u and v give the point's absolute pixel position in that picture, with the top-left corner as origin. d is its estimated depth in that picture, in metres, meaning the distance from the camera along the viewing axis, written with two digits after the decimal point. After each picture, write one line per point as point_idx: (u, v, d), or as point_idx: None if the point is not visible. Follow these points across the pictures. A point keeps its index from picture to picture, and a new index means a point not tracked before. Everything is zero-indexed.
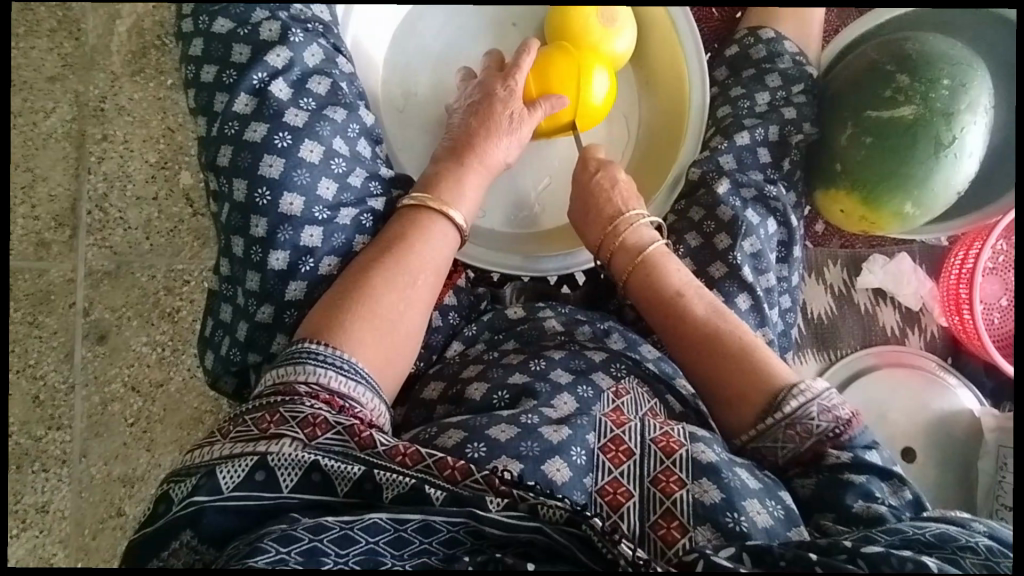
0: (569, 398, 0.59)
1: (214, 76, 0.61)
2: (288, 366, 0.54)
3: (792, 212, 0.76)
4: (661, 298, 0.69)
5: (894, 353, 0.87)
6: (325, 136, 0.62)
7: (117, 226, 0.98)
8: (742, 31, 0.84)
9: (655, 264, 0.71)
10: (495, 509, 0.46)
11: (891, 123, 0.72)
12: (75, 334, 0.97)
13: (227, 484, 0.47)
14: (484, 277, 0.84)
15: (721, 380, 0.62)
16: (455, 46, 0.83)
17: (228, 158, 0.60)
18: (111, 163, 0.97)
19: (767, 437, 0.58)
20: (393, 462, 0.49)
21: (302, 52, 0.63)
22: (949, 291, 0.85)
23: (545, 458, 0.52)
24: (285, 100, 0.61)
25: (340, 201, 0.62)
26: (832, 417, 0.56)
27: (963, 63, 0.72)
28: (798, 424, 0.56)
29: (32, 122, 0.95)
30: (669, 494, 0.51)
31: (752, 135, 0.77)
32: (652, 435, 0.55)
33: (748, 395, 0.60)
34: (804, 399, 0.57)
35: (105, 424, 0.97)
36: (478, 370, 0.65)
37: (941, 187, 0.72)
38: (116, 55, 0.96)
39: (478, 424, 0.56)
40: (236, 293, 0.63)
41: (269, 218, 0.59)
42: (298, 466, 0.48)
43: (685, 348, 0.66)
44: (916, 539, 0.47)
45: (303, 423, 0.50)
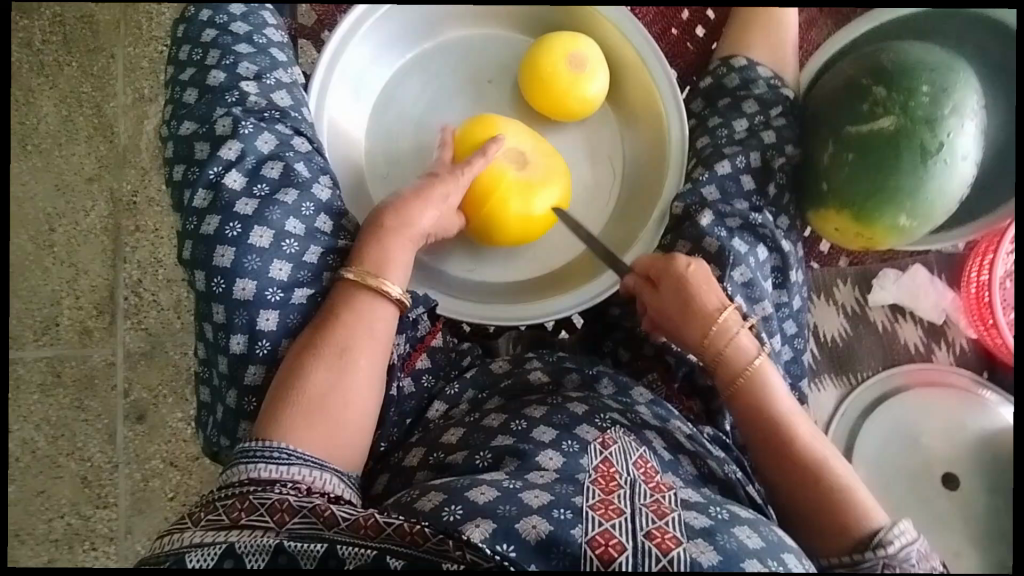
0: (553, 454, 0.58)
1: (182, 173, 0.64)
2: (233, 468, 0.54)
3: (782, 237, 0.74)
4: (762, 415, 0.62)
5: (922, 372, 0.82)
6: (275, 220, 0.62)
7: (151, 308, 1.04)
8: (716, 62, 0.84)
9: (758, 378, 0.63)
10: None
11: (872, 137, 0.70)
12: (117, 416, 1.03)
13: (196, 571, 0.47)
14: (478, 330, 0.84)
15: (819, 507, 0.55)
16: (434, 109, 0.86)
17: (190, 251, 0.62)
18: (145, 252, 1.04)
19: (859, 571, 0.51)
20: (356, 535, 0.49)
21: (254, 141, 0.65)
22: (971, 301, 0.81)
23: (520, 517, 0.50)
24: (238, 190, 0.62)
25: (294, 281, 0.62)
26: (926, 566, 0.51)
27: (944, 68, 0.70)
28: (896, 564, 0.50)
29: (74, 221, 1.02)
30: (666, 551, 0.47)
31: (733, 163, 0.76)
32: (643, 500, 0.52)
33: (844, 525, 0.53)
34: (904, 541, 0.51)
35: (147, 500, 1.01)
36: (459, 435, 0.64)
37: (935, 196, 0.69)
38: (145, 152, 1.03)
39: (460, 486, 0.55)
40: (212, 375, 0.65)
41: (226, 304, 0.61)
42: (263, 551, 0.48)
43: (778, 468, 0.59)
44: None
45: (271, 510, 0.50)
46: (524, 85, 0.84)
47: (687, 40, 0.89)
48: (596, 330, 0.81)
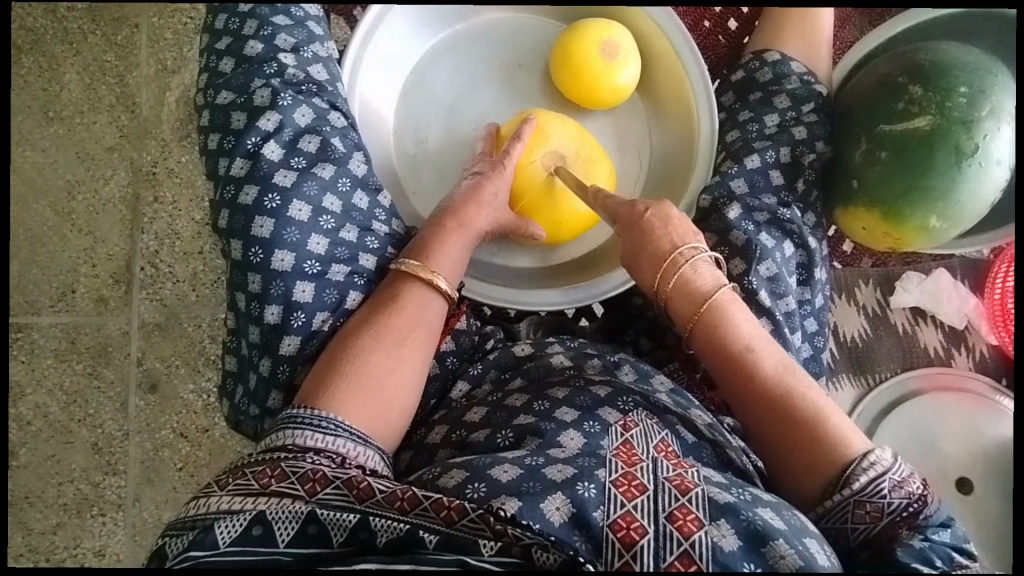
0: (575, 434, 0.59)
1: (217, 143, 0.64)
2: (277, 433, 0.56)
3: (810, 234, 0.74)
4: (726, 355, 0.62)
5: (940, 376, 0.82)
6: (314, 195, 0.63)
7: (166, 280, 1.04)
8: (749, 55, 0.83)
9: (720, 314, 0.63)
10: (488, 553, 0.47)
11: (907, 136, 0.70)
12: (130, 384, 1.03)
13: (224, 538, 0.48)
14: (501, 313, 0.85)
15: (792, 446, 0.56)
16: (464, 91, 0.86)
17: (226, 219, 0.62)
18: (162, 223, 1.04)
19: (836, 516, 0.52)
20: (391, 509, 0.50)
21: (293, 114, 0.64)
22: (995, 307, 0.80)
23: (546, 496, 0.51)
24: (276, 162, 0.62)
25: (332, 255, 0.63)
26: (904, 493, 0.51)
27: (981, 69, 0.69)
28: (867, 503, 0.51)
29: (94, 188, 1.03)
30: (687, 534, 0.48)
31: (763, 157, 0.75)
32: (666, 474, 0.53)
33: (819, 464, 0.54)
34: (874, 473, 0.51)
35: (157, 469, 1.02)
36: (482, 414, 0.65)
37: (968, 200, 0.69)
38: (166, 124, 1.04)
39: (482, 463, 0.56)
40: (241, 345, 0.66)
41: (262, 274, 0.61)
42: (295, 518, 0.49)
43: (746, 403, 0.60)
44: None
45: (303, 479, 0.52)
46: (554, 67, 0.84)
47: (718, 33, 0.89)
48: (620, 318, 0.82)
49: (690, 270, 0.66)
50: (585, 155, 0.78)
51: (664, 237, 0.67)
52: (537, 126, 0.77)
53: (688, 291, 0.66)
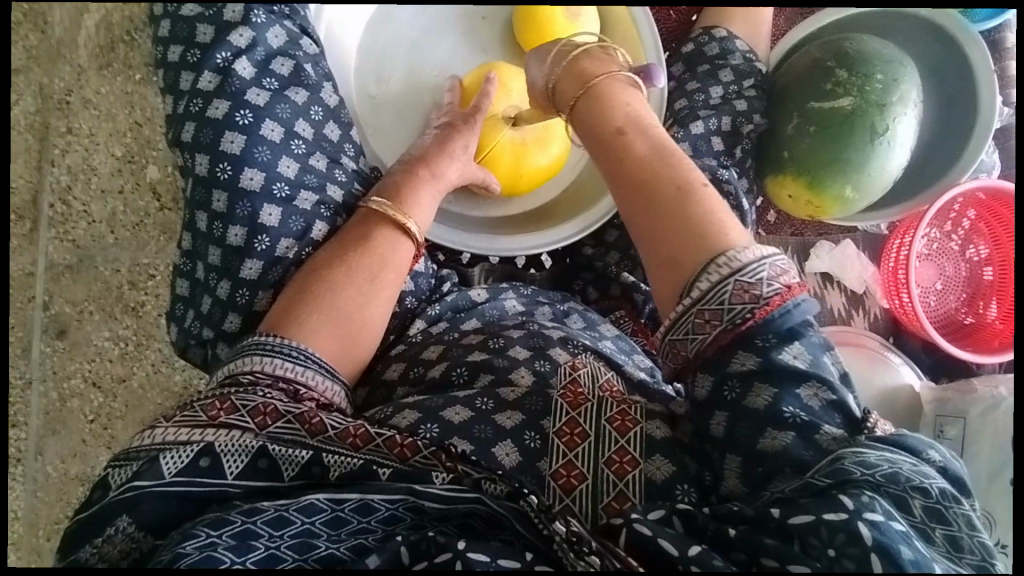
0: (525, 371, 0.60)
1: (179, 56, 0.62)
2: (239, 359, 0.56)
3: (743, 197, 0.81)
4: (608, 142, 0.60)
5: (842, 333, 0.93)
6: (286, 118, 0.63)
7: (80, 219, 0.99)
8: (697, 30, 0.89)
9: (601, 110, 0.62)
10: (440, 483, 0.48)
11: (832, 114, 0.78)
12: (34, 328, 0.97)
13: (170, 469, 0.47)
14: (454, 258, 0.86)
15: (655, 239, 0.54)
16: (429, 36, 0.87)
17: (191, 134, 0.61)
18: (75, 157, 0.98)
19: (679, 326, 0.52)
20: (343, 445, 0.50)
21: (265, 33, 0.64)
22: (889, 276, 0.91)
23: (496, 441, 0.53)
24: (248, 79, 0.62)
25: (301, 181, 0.63)
26: (748, 297, 0.49)
27: (895, 60, 0.78)
28: (706, 310, 0.50)
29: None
30: (622, 476, 0.51)
31: (706, 124, 0.81)
32: (607, 415, 0.54)
33: (678, 262, 0.52)
34: (720, 277, 0.50)
35: (62, 421, 0.97)
36: (439, 352, 0.67)
37: (877, 173, 0.79)
38: (83, 49, 0.97)
39: (433, 405, 0.57)
40: (196, 267, 0.64)
41: (229, 193, 0.61)
42: (246, 453, 0.49)
43: (621, 188, 0.58)
44: (861, 483, 0.43)
45: (253, 412, 0.51)
46: (515, 30, 0.86)
47: (670, 10, 0.93)
48: (568, 268, 0.86)
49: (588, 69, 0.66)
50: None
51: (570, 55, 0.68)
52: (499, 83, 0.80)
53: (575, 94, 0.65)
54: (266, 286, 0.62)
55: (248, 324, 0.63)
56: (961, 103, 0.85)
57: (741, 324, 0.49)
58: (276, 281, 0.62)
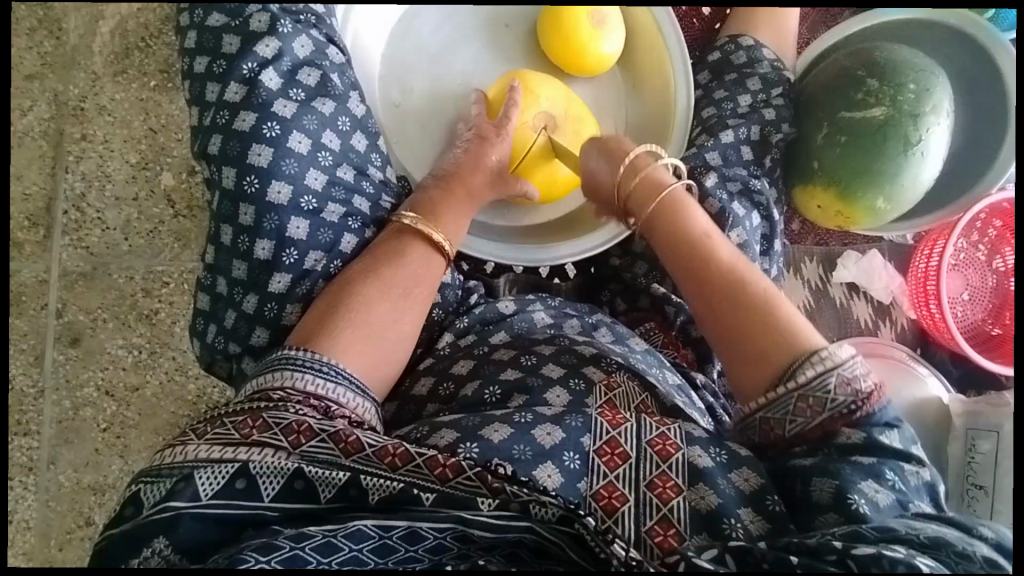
0: (561, 392, 0.61)
1: (205, 67, 0.61)
2: (270, 373, 0.55)
3: (774, 206, 0.80)
4: (687, 243, 0.65)
5: (869, 344, 0.91)
6: (313, 129, 0.61)
7: (95, 226, 0.98)
8: (723, 39, 0.88)
9: (675, 211, 0.67)
10: (487, 510, 0.47)
11: (863, 124, 0.77)
12: (47, 337, 0.96)
13: (206, 491, 0.47)
14: (479, 269, 0.85)
15: (747, 336, 0.57)
16: (452, 45, 0.86)
17: (218, 146, 0.60)
18: (90, 163, 0.97)
19: (777, 407, 0.54)
20: (382, 465, 0.49)
21: (292, 43, 0.62)
22: (918, 287, 0.89)
23: (537, 463, 0.53)
24: (275, 90, 0.60)
25: (328, 194, 0.62)
26: (851, 391, 0.52)
27: (926, 70, 0.77)
28: (810, 395, 0.53)
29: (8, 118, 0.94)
30: (666, 500, 0.51)
31: (736, 133, 0.81)
32: (649, 437, 0.55)
33: (767, 355, 0.56)
34: (822, 368, 0.53)
35: (76, 431, 0.96)
36: (469, 367, 0.66)
37: (909, 183, 0.78)
38: (98, 56, 0.97)
39: (471, 424, 0.56)
40: (216, 282, 0.63)
41: (256, 206, 0.59)
42: (281, 474, 0.48)
43: (703, 288, 0.62)
44: (909, 539, 0.45)
45: (287, 431, 0.50)
46: (539, 34, 0.85)
47: (694, 16, 0.92)
48: (594, 280, 0.85)
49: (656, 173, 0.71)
50: (575, 113, 0.82)
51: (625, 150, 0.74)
52: (526, 91, 0.79)
53: (649, 190, 0.71)
54: (295, 300, 0.61)
55: (275, 339, 0.62)
56: (989, 113, 0.84)
57: (849, 412, 0.52)
58: (305, 294, 0.61)
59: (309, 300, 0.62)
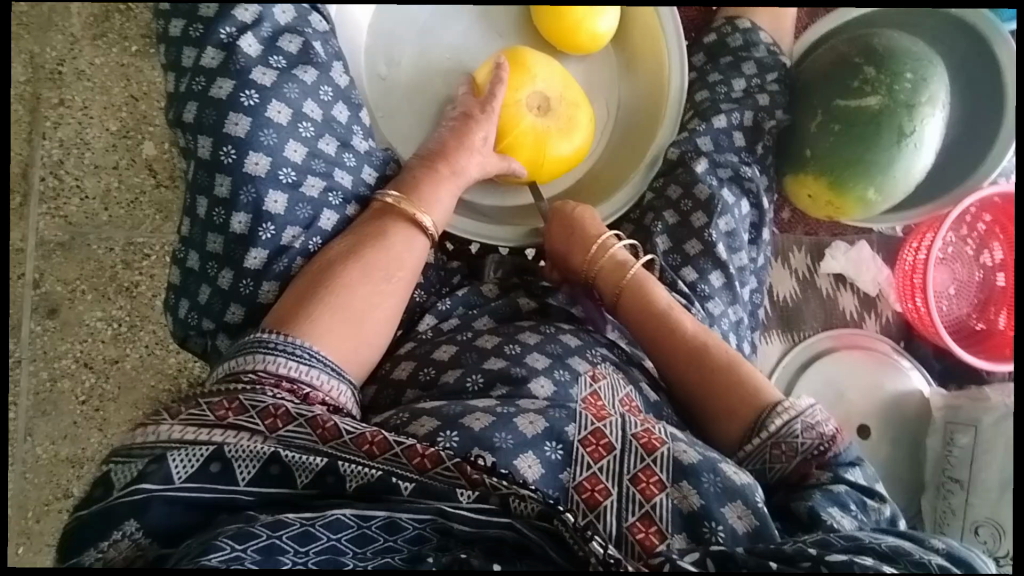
0: (546, 381, 0.60)
1: (182, 30, 0.58)
2: (242, 357, 0.54)
3: (764, 194, 0.79)
4: (656, 316, 0.70)
5: (852, 335, 0.92)
6: (294, 98, 0.59)
7: (73, 195, 0.95)
8: (720, 20, 0.85)
9: (640, 288, 0.72)
10: (466, 501, 0.47)
11: (859, 112, 0.76)
12: (24, 307, 0.93)
13: (180, 474, 0.46)
14: (462, 250, 0.83)
15: (719, 396, 0.64)
16: (442, 15, 0.83)
17: (194, 114, 0.57)
18: (68, 130, 0.95)
19: (755, 458, 0.59)
20: (360, 453, 0.48)
21: (273, 8, 0.60)
22: (905, 280, 0.89)
23: (519, 453, 0.52)
24: (254, 57, 0.58)
25: (308, 166, 0.60)
26: (815, 433, 0.57)
27: (924, 58, 0.76)
28: (782, 443, 0.58)
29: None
30: (648, 496, 0.51)
31: (729, 118, 0.79)
32: (634, 430, 0.54)
33: (739, 411, 0.62)
34: (788, 417, 0.59)
35: (53, 402, 0.94)
36: (452, 353, 0.65)
37: (902, 174, 0.77)
38: (76, 18, 0.94)
39: (453, 413, 0.55)
40: (193, 256, 0.61)
41: (233, 177, 0.57)
42: (257, 458, 0.47)
43: (676, 355, 0.68)
44: (870, 547, 0.47)
45: (263, 414, 0.49)
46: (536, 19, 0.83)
47: None
48: None
49: (614, 253, 0.76)
50: (567, 99, 0.79)
51: (584, 231, 0.78)
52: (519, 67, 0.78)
53: (614, 269, 0.75)
54: (271, 277, 0.59)
55: (251, 315, 0.60)
56: (988, 103, 0.82)
57: (817, 454, 0.57)
58: (283, 272, 0.60)
59: (286, 278, 0.60)
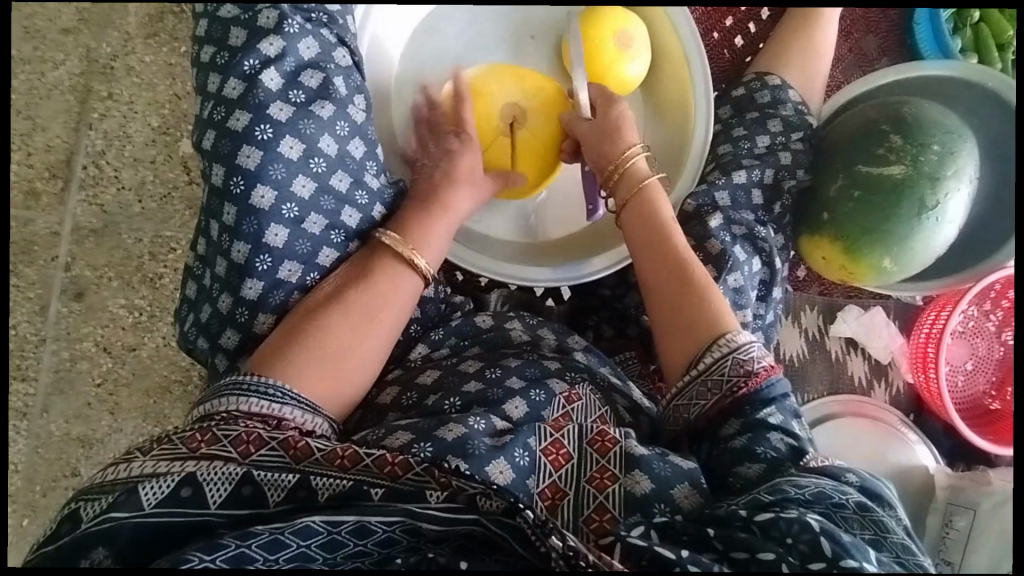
0: (520, 403, 0.59)
1: (210, 56, 0.61)
2: (217, 399, 0.54)
3: (777, 254, 0.78)
4: (650, 237, 0.69)
5: (857, 404, 0.90)
6: (309, 133, 0.61)
7: (110, 184, 0.99)
8: (751, 75, 0.86)
9: (644, 203, 0.72)
10: (436, 501, 0.47)
11: (879, 180, 0.75)
12: (53, 288, 0.98)
13: (148, 501, 0.46)
14: (472, 281, 0.85)
15: (667, 328, 0.63)
16: (474, 52, 0.85)
17: (211, 141, 0.60)
18: (112, 122, 0.99)
19: (685, 392, 0.59)
20: (332, 467, 0.49)
21: (297, 44, 0.61)
22: (918, 349, 0.88)
23: (490, 459, 0.52)
24: (273, 91, 0.60)
25: (314, 203, 0.61)
26: (744, 370, 0.56)
27: (954, 132, 0.75)
28: (710, 378, 0.57)
29: (40, 71, 0.97)
30: (602, 489, 0.52)
31: (749, 175, 0.79)
32: (589, 436, 0.55)
33: (683, 337, 0.61)
34: (723, 352, 0.58)
35: (70, 382, 0.97)
36: (435, 377, 0.65)
37: (920, 247, 0.75)
38: (133, 17, 0.98)
39: (427, 424, 0.55)
40: (205, 273, 0.64)
41: (239, 207, 0.59)
42: (229, 480, 0.48)
43: (656, 284, 0.66)
44: (793, 498, 0.49)
45: (236, 441, 0.50)
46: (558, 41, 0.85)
47: (725, 47, 0.93)
48: (584, 306, 0.83)
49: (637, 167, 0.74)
50: (541, 109, 0.79)
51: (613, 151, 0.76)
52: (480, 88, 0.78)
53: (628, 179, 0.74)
54: (267, 308, 0.61)
55: (246, 341, 0.62)
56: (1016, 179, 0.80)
57: (738, 390, 0.57)
58: (278, 304, 0.61)
59: (280, 311, 0.62)
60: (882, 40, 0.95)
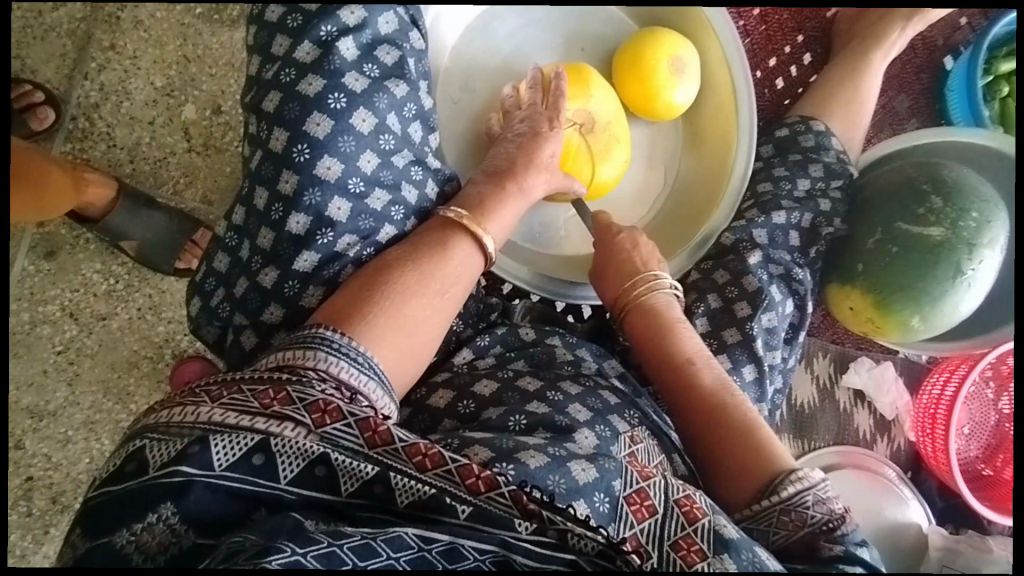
0: (589, 434, 0.55)
1: (279, 17, 0.56)
2: (297, 350, 0.49)
3: (810, 297, 0.77)
4: (669, 360, 0.66)
5: (859, 456, 0.90)
6: (380, 109, 0.56)
7: (100, 140, 0.91)
8: (795, 118, 0.86)
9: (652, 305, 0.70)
10: (525, 533, 0.43)
11: (918, 239, 0.76)
12: (21, 244, 0.89)
13: (220, 461, 0.42)
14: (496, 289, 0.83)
15: (730, 454, 0.57)
16: (523, 54, 0.83)
17: (275, 105, 0.55)
18: (112, 75, 0.91)
19: (760, 520, 0.51)
20: (410, 464, 0.44)
21: (378, 17, 0.57)
22: (924, 411, 0.89)
23: (571, 499, 0.46)
24: (349, 61, 0.55)
25: (377, 178, 0.57)
26: (826, 509, 0.50)
27: (991, 200, 0.76)
28: (791, 511, 0.50)
29: (37, 9, 0.89)
30: (689, 565, 0.44)
31: (789, 217, 0.78)
32: (676, 495, 0.49)
33: (750, 470, 0.54)
34: (800, 487, 0.51)
35: (26, 346, 0.89)
36: (493, 389, 0.60)
37: (948, 312, 0.76)
38: None
39: (505, 446, 0.50)
40: (241, 246, 0.57)
41: (300, 176, 0.54)
42: (303, 456, 0.43)
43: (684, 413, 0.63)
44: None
45: (311, 408, 0.44)
46: (623, 46, 0.82)
47: (768, 86, 0.93)
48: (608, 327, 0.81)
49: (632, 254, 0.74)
50: (610, 135, 0.77)
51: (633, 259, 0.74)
52: (584, 79, 0.76)
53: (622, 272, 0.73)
54: (319, 282, 0.56)
55: (289, 319, 0.56)
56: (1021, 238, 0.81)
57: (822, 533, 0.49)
58: (331, 279, 0.56)
59: (333, 286, 0.56)
60: (914, 101, 0.97)
